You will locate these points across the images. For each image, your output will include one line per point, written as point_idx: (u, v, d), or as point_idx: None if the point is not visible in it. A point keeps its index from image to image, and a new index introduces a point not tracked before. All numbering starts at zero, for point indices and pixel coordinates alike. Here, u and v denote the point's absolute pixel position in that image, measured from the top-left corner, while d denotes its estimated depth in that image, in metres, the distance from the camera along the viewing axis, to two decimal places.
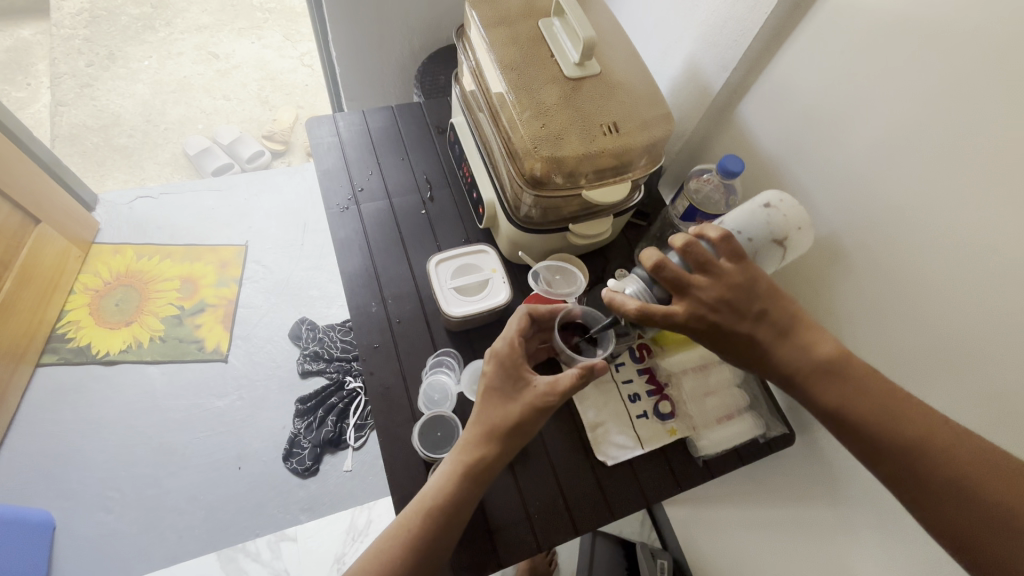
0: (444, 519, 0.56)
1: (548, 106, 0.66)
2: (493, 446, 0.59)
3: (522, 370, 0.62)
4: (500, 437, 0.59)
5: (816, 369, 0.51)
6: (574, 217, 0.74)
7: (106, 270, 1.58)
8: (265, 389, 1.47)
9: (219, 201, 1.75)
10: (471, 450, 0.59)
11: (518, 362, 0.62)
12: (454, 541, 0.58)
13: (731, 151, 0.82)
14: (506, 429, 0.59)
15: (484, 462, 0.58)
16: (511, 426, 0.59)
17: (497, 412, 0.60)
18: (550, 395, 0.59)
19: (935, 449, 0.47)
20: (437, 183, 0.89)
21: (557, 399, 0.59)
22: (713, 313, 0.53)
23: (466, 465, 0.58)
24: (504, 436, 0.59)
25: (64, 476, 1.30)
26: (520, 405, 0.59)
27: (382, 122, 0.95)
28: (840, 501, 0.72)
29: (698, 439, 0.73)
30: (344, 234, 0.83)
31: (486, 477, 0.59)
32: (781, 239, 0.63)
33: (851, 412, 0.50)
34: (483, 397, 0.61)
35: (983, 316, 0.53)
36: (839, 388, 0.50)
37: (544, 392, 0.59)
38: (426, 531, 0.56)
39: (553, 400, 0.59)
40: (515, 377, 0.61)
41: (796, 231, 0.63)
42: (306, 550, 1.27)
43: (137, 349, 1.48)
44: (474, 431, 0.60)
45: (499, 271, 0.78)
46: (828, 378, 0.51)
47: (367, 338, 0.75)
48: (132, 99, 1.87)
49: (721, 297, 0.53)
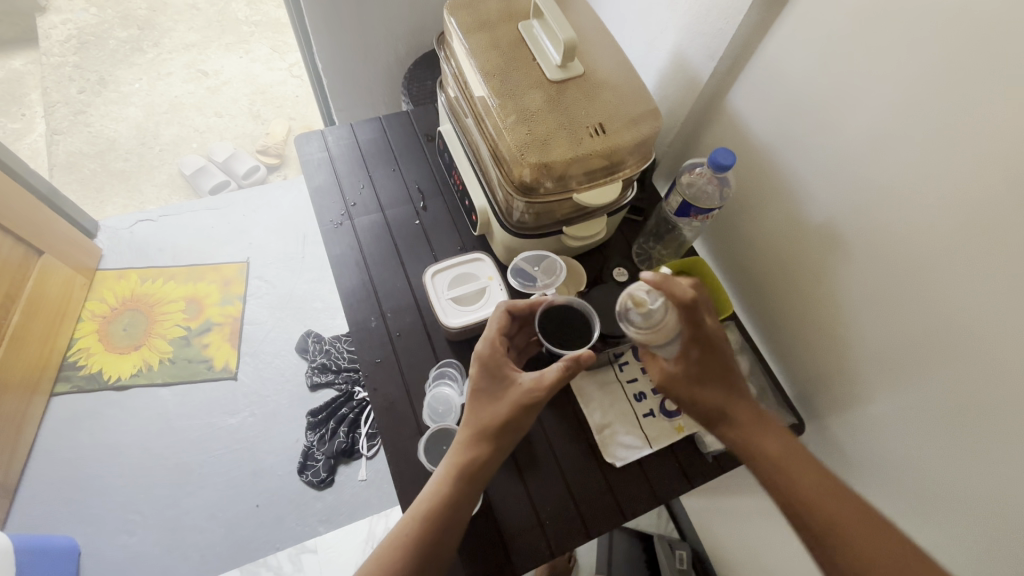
0: (443, 523, 0.57)
1: (533, 111, 0.65)
2: (484, 446, 0.59)
3: (507, 368, 0.62)
4: (489, 436, 0.59)
5: (762, 425, 0.61)
6: (568, 218, 0.73)
7: (112, 295, 1.59)
8: (276, 404, 1.47)
9: (218, 219, 1.76)
10: (460, 451, 0.59)
11: (501, 361, 0.62)
12: (454, 547, 0.57)
13: (723, 140, 0.81)
14: (494, 427, 0.59)
15: (479, 462, 0.59)
16: (499, 426, 0.59)
17: (486, 411, 0.61)
18: (535, 390, 0.59)
19: (842, 497, 0.54)
20: (429, 192, 0.89)
21: (544, 394, 0.59)
22: (714, 338, 0.63)
23: (460, 466, 0.59)
24: (495, 434, 0.59)
25: (84, 503, 1.32)
26: (505, 404, 0.60)
27: (371, 135, 0.95)
28: (855, 485, 0.73)
29: (707, 436, 0.73)
30: (339, 250, 0.83)
31: (479, 476, 0.59)
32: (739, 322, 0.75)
33: (783, 461, 0.58)
34: (472, 399, 0.62)
35: (989, 301, 0.52)
36: (775, 440, 0.60)
37: (528, 390, 0.60)
38: (424, 537, 0.56)
39: (539, 395, 0.59)
40: (500, 376, 0.62)
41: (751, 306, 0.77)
42: (326, 561, 1.28)
43: (147, 372, 1.49)
44: (464, 432, 0.60)
45: (496, 278, 0.77)
46: (770, 433, 0.60)
47: (369, 353, 0.75)
48: (125, 123, 1.88)
49: (718, 329, 0.63)
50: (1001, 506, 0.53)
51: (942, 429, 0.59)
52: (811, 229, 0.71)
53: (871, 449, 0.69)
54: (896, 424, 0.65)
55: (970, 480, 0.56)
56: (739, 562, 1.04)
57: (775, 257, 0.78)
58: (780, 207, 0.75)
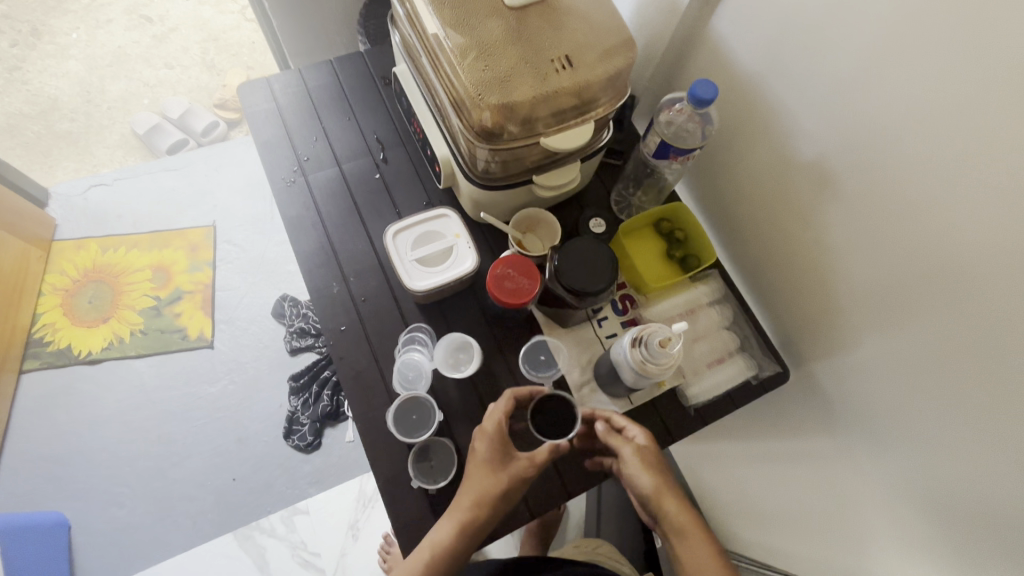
0: None
1: (491, 45, 0.58)
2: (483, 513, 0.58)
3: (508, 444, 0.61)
4: (489, 507, 0.58)
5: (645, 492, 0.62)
6: (538, 166, 0.67)
7: (72, 267, 1.51)
8: (256, 370, 1.44)
9: (178, 181, 1.65)
10: (456, 520, 0.58)
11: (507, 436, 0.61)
12: None
13: (707, 72, 0.74)
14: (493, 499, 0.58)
15: (475, 526, 0.58)
16: (500, 497, 0.58)
17: (489, 479, 0.59)
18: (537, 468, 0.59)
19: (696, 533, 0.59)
20: (389, 143, 0.82)
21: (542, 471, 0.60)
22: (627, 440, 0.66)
23: (460, 529, 0.57)
24: (496, 503, 0.58)
25: (69, 478, 1.31)
26: (504, 478, 0.59)
27: (322, 80, 0.86)
28: (838, 429, 0.72)
29: (688, 388, 0.71)
30: (294, 211, 0.77)
31: (471, 545, 0.58)
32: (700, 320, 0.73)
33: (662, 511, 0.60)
34: (474, 465, 0.60)
35: (987, 238, 0.48)
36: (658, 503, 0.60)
37: (525, 467, 0.59)
38: None
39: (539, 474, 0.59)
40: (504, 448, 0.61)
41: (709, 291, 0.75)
42: (318, 521, 1.30)
43: (119, 345, 1.44)
44: (460, 502, 0.58)
45: (463, 235, 0.70)
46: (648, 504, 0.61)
47: (333, 321, 0.71)
48: (66, 79, 1.73)
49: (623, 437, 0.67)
50: (987, 448, 0.52)
51: (930, 373, 0.57)
52: (799, 167, 0.66)
53: (856, 392, 0.67)
54: (884, 368, 0.63)
55: (957, 422, 0.55)
56: (727, 504, 1.05)
57: (761, 200, 0.74)
58: (766, 144, 0.69)
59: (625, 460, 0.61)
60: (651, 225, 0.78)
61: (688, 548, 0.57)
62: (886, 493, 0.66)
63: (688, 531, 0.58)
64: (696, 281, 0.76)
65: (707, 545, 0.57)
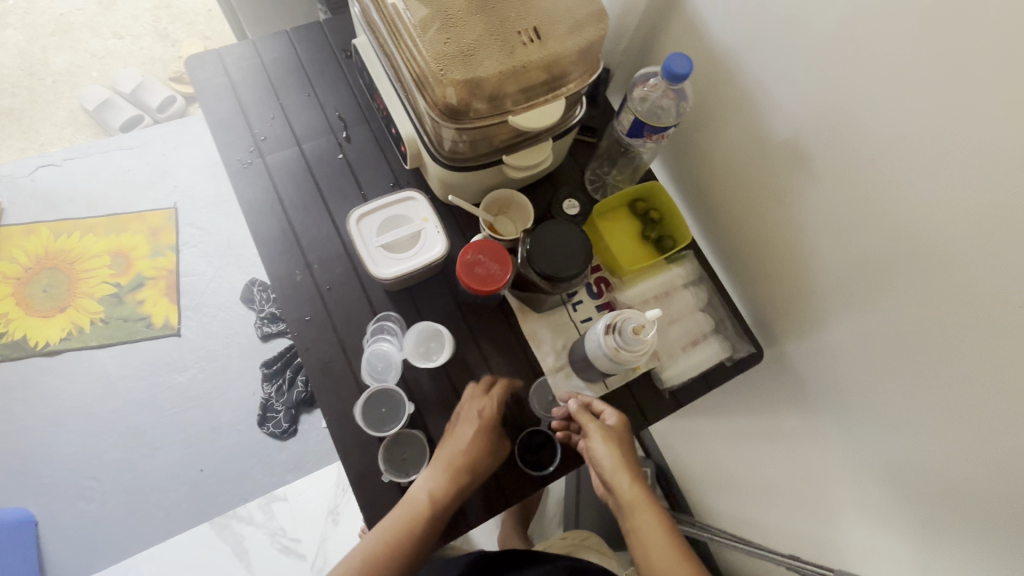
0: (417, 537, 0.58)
1: (454, 15, 0.54)
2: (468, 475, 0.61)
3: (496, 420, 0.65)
4: (475, 476, 0.61)
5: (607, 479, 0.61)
6: (507, 146, 0.64)
7: (23, 254, 1.43)
8: (227, 358, 1.40)
9: (134, 160, 1.56)
10: (442, 485, 0.60)
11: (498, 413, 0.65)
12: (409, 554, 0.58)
13: (684, 44, 0.71)
14: (479, 469, 0.61)
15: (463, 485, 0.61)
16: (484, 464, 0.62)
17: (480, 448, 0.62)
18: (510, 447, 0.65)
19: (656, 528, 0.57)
20: (352, 120, 0.77)
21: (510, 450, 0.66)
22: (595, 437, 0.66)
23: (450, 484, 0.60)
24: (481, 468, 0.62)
25: (35, 473, 1.27)
26: (491, 452, 0.63)
27: (278, 52, 0.80)
28: (810, 406, 0.73)
29: (662, 371, 0.70)
30: (252, 194, 0.73)
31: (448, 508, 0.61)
32: (676, 301, 0.73)
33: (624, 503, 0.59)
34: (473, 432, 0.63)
35: (957, 219, 0.48)
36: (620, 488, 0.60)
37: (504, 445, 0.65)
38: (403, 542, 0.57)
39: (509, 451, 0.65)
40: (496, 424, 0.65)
41: (686, 273, 0.74)
42: (297, 507, 1.28)
43: (79, 335, 1.38)
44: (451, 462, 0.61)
45: (431, 219, 0.67)
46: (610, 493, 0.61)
47: (297, 310, 0.68)
48: (7, 50, 1.63)
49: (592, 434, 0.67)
50: (953, 426, 0.53)
51: (897, 350, 0.57)
52: (775, 146, 0.64)
53: (827, 369, 0.68)
54: (855, 346, 0.63)
55: (923, 402, 0.55)
56: (704, 478, 1.07)
57: (737, 178, 0.72)
58: (742, 121, 0.68)
59: (590, 436, 0.61)
60: (628, 205, 0.77)
61: (635, 524, 0.58)
62: (854, 467, 0.68)
63: (638, 508, 0.58)
64: (671, 262, 0.74)
65: (656, 524, 0.56)
